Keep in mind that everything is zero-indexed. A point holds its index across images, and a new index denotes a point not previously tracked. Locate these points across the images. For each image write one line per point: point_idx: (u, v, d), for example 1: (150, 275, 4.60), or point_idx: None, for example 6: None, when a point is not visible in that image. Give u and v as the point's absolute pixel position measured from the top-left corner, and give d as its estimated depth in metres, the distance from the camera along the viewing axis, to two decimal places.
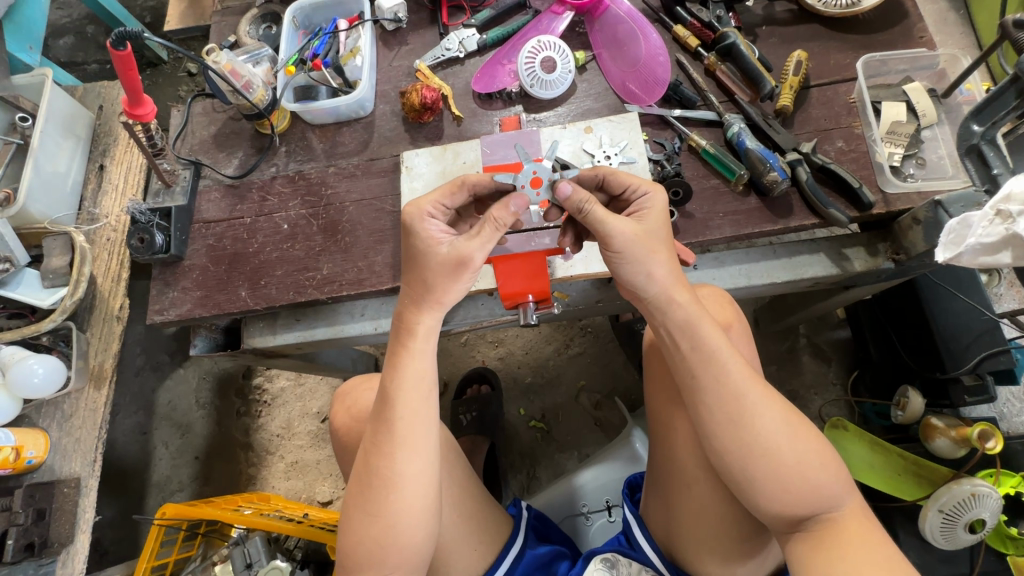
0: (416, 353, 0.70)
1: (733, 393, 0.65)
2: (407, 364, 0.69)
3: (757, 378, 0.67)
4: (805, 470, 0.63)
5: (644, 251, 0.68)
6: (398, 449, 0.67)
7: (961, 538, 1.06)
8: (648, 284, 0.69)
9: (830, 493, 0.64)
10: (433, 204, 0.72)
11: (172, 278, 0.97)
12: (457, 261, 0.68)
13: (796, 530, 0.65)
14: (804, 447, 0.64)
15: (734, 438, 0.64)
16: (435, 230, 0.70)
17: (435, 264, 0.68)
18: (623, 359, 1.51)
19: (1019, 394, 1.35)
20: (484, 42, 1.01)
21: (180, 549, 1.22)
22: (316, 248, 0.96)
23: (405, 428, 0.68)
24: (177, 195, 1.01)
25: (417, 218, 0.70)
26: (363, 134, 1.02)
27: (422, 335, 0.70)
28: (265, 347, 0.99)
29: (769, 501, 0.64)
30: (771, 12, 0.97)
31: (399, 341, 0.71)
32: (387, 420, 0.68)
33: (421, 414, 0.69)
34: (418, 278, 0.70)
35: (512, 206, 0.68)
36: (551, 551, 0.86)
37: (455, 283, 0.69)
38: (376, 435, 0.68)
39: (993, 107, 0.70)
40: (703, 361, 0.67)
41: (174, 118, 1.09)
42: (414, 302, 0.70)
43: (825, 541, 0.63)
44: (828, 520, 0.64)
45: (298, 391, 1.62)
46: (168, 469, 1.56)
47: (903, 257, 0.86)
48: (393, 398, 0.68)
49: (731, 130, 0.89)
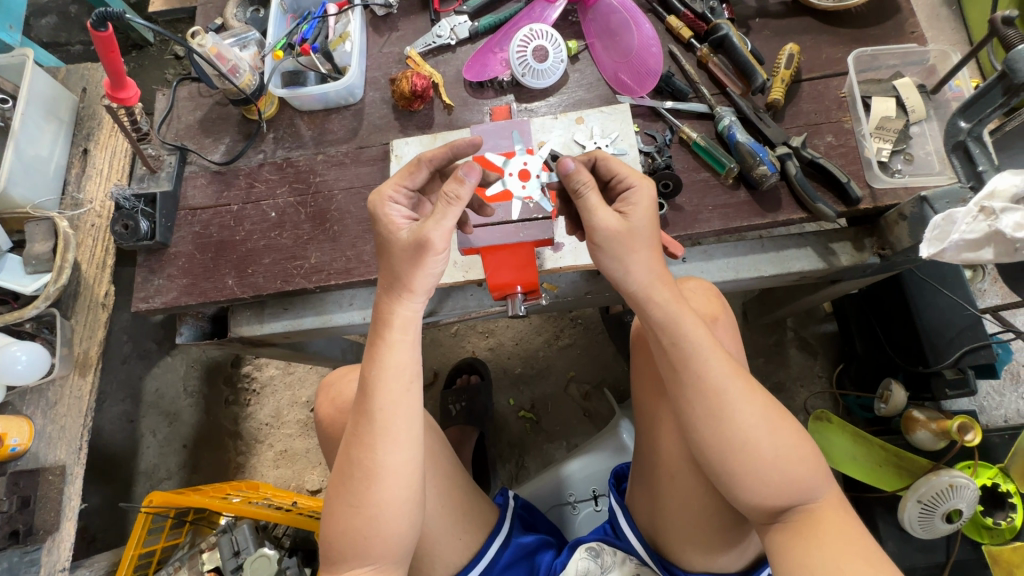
0: (396, 344, 0.69)
1: (713, 388, 0.66)
2: (383, 354, 0.69)
3: (739, 373, 0.68)
4: (784, 462, 0.64)
5: (622, 250, 0.68)
6: (379, 441, 0.68)
7: (939, 527, 1.08)
8: (630, 279, 0.69)
9: (807, 486, 0.65)
10: (393, 189, 0.72)
11: (157, 266, 0.96)
12: (416, 244, 0.66)
13: (775, 521, 0.66)
14: (783, 441, 0.65)
15: (712, 431, 0.65)
16: (396, 215, 0.70)
17: (398, 250, 0.68)
18: (613, 350, 1.52)
19: (998, 388, 1.38)
20: (476, 29, 1.00)
21: (168, 536, 1.23)
22: (304, 236, 0.95)
23: (387, 419, 0.68)
24: (162, 180, 1.00)
25: (379, 204, 0.70)
26: (352, 121, 1.01)
27: (400, 326, 0.70)
28: (252, 335, 0.98)
29: (747, 493, 0.65)
30: (763, 5, 0.97)
31: (375, 332, 0.70)
32: (368, 413, 0.68)
33: (403, 405, 0.69)
34: (388, 267, 0.69)
35: (467, 179, 0.66)
36: (536, 540, 0.88)
37: (421, 268, 0.68)
38: (359, 427, 0.68)
39: (980, 104, 0.70)
40: (682, 355, 0.67)
41: (159, 102, 1.07)
42: (387, 292, 0.70)
43: (805, 531, 0.64)
44: (805, 511, 0.66)
45: (288, 380, 1.61)
46: (156, 457, 1.56)
47: (889, 252, 0.86)
48: (373, 390, 0.68)
49: (722, 123, 0.89)
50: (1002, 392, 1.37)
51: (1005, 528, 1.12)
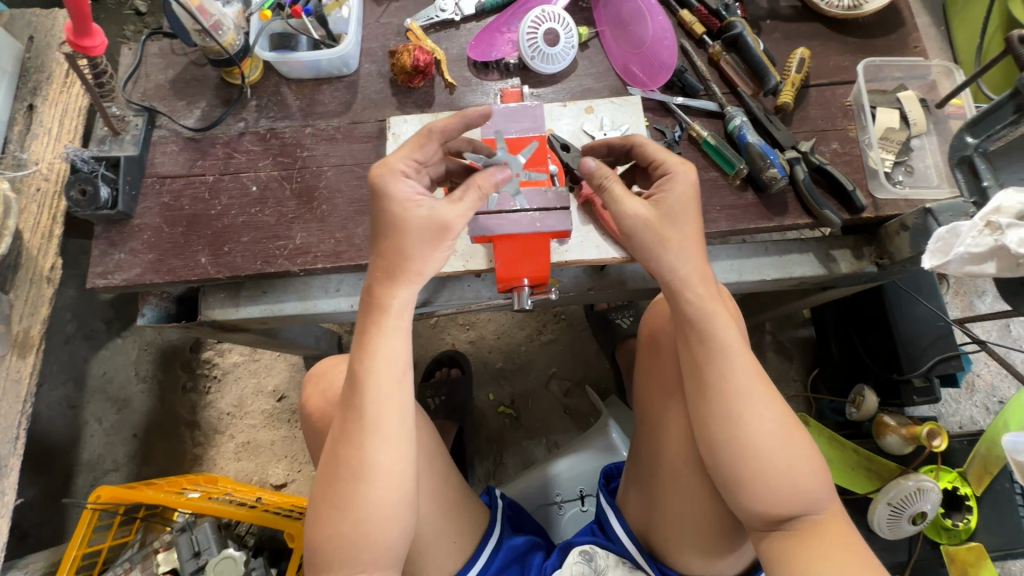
0: (389, 331, 0.65)
1: (733, 390, 0.65)
2: (379, 344, 0.64)
3: (759, 376, 0.67)
4: (795, 473, 0.64)
5: (653, 239, 0.67)
6: (371, 440, 0.63)
7: (903, 529, 1.13)
8: (663, 266, 0.67)
9: (812, 497, 0.65)
10: (404, 161, 0.66)
11: (118, 238, 0.87)
12: (438, 226, 0.64)
13: (777, 530, 0.66)
14: (796, 451, 0.65)
15: (729, 433, 0.65)
16: (410, 190, 0.65)
17: (413, 229, 0.64)
18: (595, 347, 1.50)
19: (956, 395, 1.45)
20: (482, 6, 0.95)
21: (115, 534, 1.13)
22: (288, 214, 0.88)
23: (376, 415, 0.63)
24: (126, 144, 0.90)
25: (389, 177, 0.65)
26: (345, 93, 0.94)
27: (394, 311, 0.65)
28: (225, 319, 0.90)
29: (753, 501, 0.64)
30: (775, 7, 0.96)
31: (369, 318, 0.65)
32: (358, 408, 0.63)
33: (394, 398, 0.64)
34: (398, 248, 0.64)
35: (495, 176, 0.67)
36: (526, 541, 0.85)
37: (436, 253, 0.65)
38: (346, 424, 0.63)
39: (989, 120, 0.72)
40: (713, 353, 0.66)
41: (124, 58, 0.97)
42: (387, 277, 0.65)
43: (807, 541, 0.64)
44: (809, 520, 0.65)
45: (253, 367, 1.51)
46: (101, 447, 1.44)
47: (887, 261, 0.87)
48: (364, 381, 0.63)
49: (733, 123, 0.87)
50: (959, 400, 1.44)
51: (962, 529, 1.17)
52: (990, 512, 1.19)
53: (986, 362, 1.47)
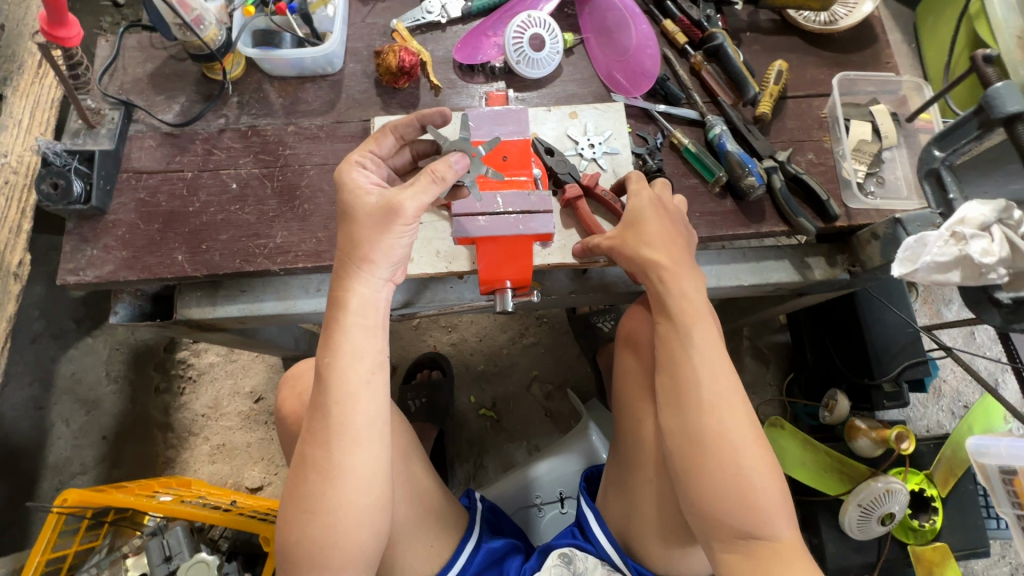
0: (352, 327, 0.64)
1: (713, 388, 0.70)
2: (343, 341, 0.64)
3: (727, 381, 0.71)
4: (761, 482, 0.67)
5: (624, 249, 0.76)
6: (337, 441, 0.62)
7: (873, 529, 1.16)
8: (646, 261, 0.74)
9: (764, 517, 0.67)
10: (360, 155, 0.70)
11: (91, 234, 0.85)
12: (386, 210, 0.63)
13: (730, 543, 0.68)
14: (763, 460, 0.68)
15: (691, 429, 0.69)
16: (364, 180, 0.67)
17: (365, 216, 0.64)
18: (576, 351, 1.51)
19: (924, 400, 1.50)
20: (469, 10, 0.96)
21: (82, 539, 1.08)
22: (269, 213, 0.87)
23: (342, 414, 0.62)
24: (102, 138, 0.88)
25: (346, 169, 0.68)
26: (329, 92, 0.93)
27: (355, 309, 0.64)
28: (201, 319, 0.88)
29: (706, 504, 0.68)
30: (755, 19, 0.99)
31: (332, 315, 0.65)
32: (323, 408, 0.63)
33: (362, 397, 0.63)
34: (349, 236, 0.65)
35: (455, 165, 0.64)
36: (505, 544, 0.85)
37: (386, 236, 0.64)
38: (313, 424, 0.63)
39: (955, 135, 0.74)
40: (685, 344, 0.72)
41: (100, 50, 0.95)
42: (342, 268, 0.65)
43: (762, 553, 0.67)
44: (764, 546, 0.67)
45: (229, 368, 1.49)
46: (68, 450, 1.39)
47: (859, 269, 0.90)
48: (329, 378, 0.63)
49: (714, 131, 0.89)
50: (927, 404, 1.49)
51: (928, 529, 1.20)
52: (955, 513, 1.23)
53: (952, 367, 1.52)
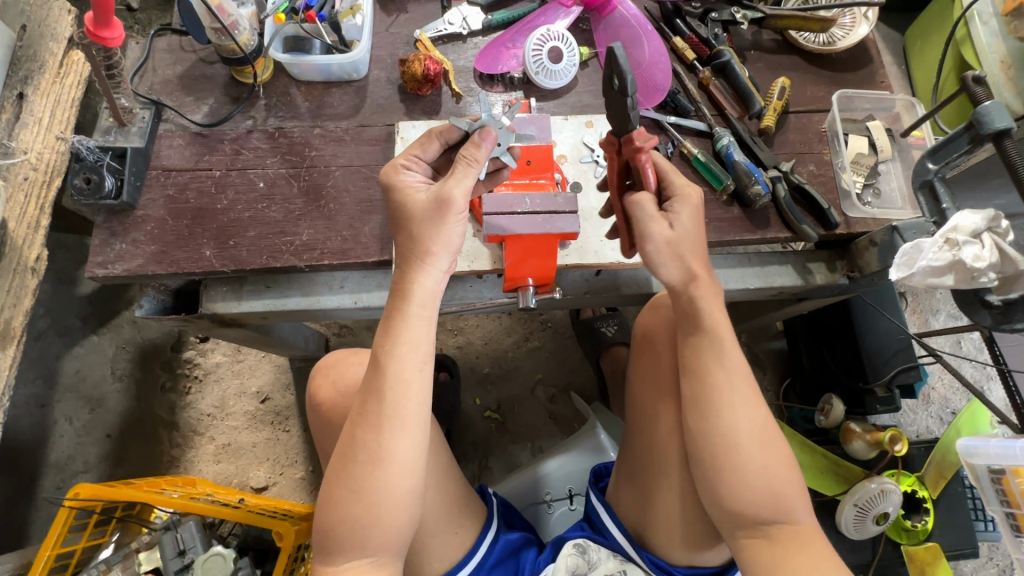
0: (412, 317, 0.69)
1: (729, 383, 0.75)
2: (403, 330, 0.69)
3: (751, 380, 0.76)
4: (774, 475, 0.72)
5: (668, 253, 0.75)
6: (388, 425, 0.66)
7: (869, 529, 1.20)
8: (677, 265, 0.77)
9: (785, 505, 0.71)
10: (406, 159, 0.74)
11: (120, 229, 0.87)
12: (438, 202, 0.68)
13: (747, 530, 0.72)
14: (776, 454, 0.73)
15: (714, 422, 0.73)
16: (412, 180, 0.73)
17: (419, 212, 0.69)
18: (580, 355, 1.55)
19: (914, 406, 1.55)
20: (489, 23, 1.00)
21: (90, 535, 1.08)
22: (296, 212, 0.90)
23: (395, 400, 0.67)
24: (132, 136, 0.91)
25: (393, 173, 0.73)
26: (354, 97, 0.97)
27: (418, 301, 0.70)
28: (226, 313, 0.90)
29: (731, 494, 0.72)
30: (759, 39, 1.04)
31: (395, 305, 0.70)
32: (378, 392, 0.67)
33: (414, 385, 0.68)
34: (409, 234, 0.70)
35: (483, 144, 0.69)
36: (521, 537, 0.88)
37: (444, 229, 0.70)
38: (367, 407, 0.67)
39: (947, 149, 0.79)
40: (715, 344, 0.76)
41: (131, 51, 0.98)
42: (405, 262, 0.71)
43: (775, 542, 0.71)
44: (780, 534, 0.71)
45: (235, 368, 1.49)
46: (71, 448, 1.39)
47: (857, 274, 0.95)
48: (386, 365, 0.67)
49: (721, 142, 0.94)
50: (917, 410, 1.54)
51: (920, 529, 1.24)
52: (946, 514, 1.27)
53: (941, 375, 1.58)
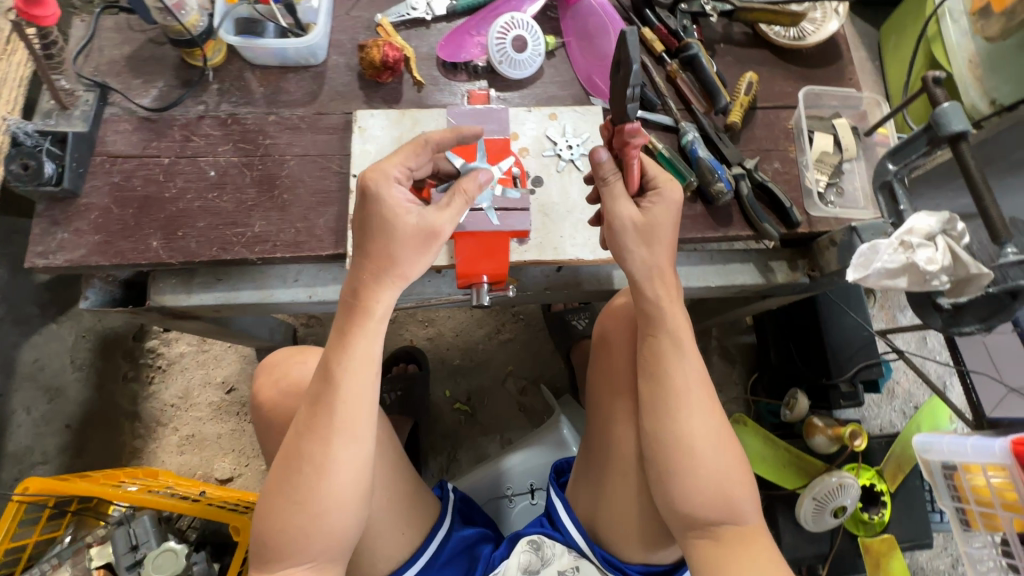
0: (371, 333, 0.68)
1: (685, 391, 0.75)
2: (357, 344, 0.67)
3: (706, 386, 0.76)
4: (726, 480, 0.72)
5: (634, 236, 0.76)
6: (336, 435, 0.65)
7: (826, 521, 1.22)
8: (637, 266, 0.77)
9: (735, 506, 0.72)
10: (397, 168, 0.69)
11: (62, 217, 0.83)
12: (428, 234, 0.67)
13: (698, 530, 0.72)
14: (729, 459, 0.73)
15: (669, 429, 0.73)
16: (401, 197, 0.68)
17: (404, 236, 0.67)
18: (551, 347, 1.54)
19: (878, 400, 1.58)
20: (454, 8, 0.97)
21: (43, 529, 1.06)
22: (248, 202, 0.87)
23: (344, 413, 0.66)
24: (75, 119, 0.86)
25: (383, 184, 0.67)
26: (311, 83, 0.94)
27: (378, 316, 0.68)
28: (175, 306, 0.88)
29: (683, 498, 0.72)
30: (729, 32, 1.03)
31: (351, 320, 0.68)
32: (328, 404, 0.66)
33: (366, 397, 0.67)
34: (386, 251, 0.67)
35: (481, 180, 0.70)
36: (476, 533, 0.88)
37: (423, 257, 0.69)
38: (315, 418, 0.65)
39: (907, 150, 0.78)
40: (672, 351, 0.76)
41: (75, 29, 0.93)
42: (373, 278, 0.68)
43: (727, 542, 0.72)
44: (732, 532, 0.72)
45: (200, 359, 1.46)
46: (29, 439, 1.35)
47: (817, 273, 0.95)
48: (338, 379, 0.66)
49: (686, 138, 0.92)
50: (881, 404, 1.57)
51: (877, 522, 1.27)
52: (902, 507, 1.30)
53: (905, 370, 1.61)
